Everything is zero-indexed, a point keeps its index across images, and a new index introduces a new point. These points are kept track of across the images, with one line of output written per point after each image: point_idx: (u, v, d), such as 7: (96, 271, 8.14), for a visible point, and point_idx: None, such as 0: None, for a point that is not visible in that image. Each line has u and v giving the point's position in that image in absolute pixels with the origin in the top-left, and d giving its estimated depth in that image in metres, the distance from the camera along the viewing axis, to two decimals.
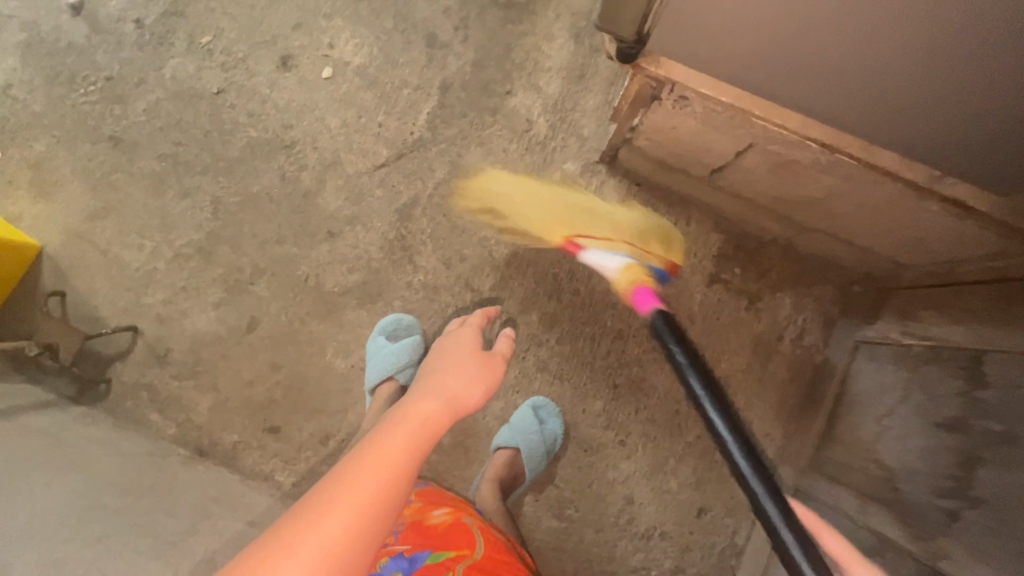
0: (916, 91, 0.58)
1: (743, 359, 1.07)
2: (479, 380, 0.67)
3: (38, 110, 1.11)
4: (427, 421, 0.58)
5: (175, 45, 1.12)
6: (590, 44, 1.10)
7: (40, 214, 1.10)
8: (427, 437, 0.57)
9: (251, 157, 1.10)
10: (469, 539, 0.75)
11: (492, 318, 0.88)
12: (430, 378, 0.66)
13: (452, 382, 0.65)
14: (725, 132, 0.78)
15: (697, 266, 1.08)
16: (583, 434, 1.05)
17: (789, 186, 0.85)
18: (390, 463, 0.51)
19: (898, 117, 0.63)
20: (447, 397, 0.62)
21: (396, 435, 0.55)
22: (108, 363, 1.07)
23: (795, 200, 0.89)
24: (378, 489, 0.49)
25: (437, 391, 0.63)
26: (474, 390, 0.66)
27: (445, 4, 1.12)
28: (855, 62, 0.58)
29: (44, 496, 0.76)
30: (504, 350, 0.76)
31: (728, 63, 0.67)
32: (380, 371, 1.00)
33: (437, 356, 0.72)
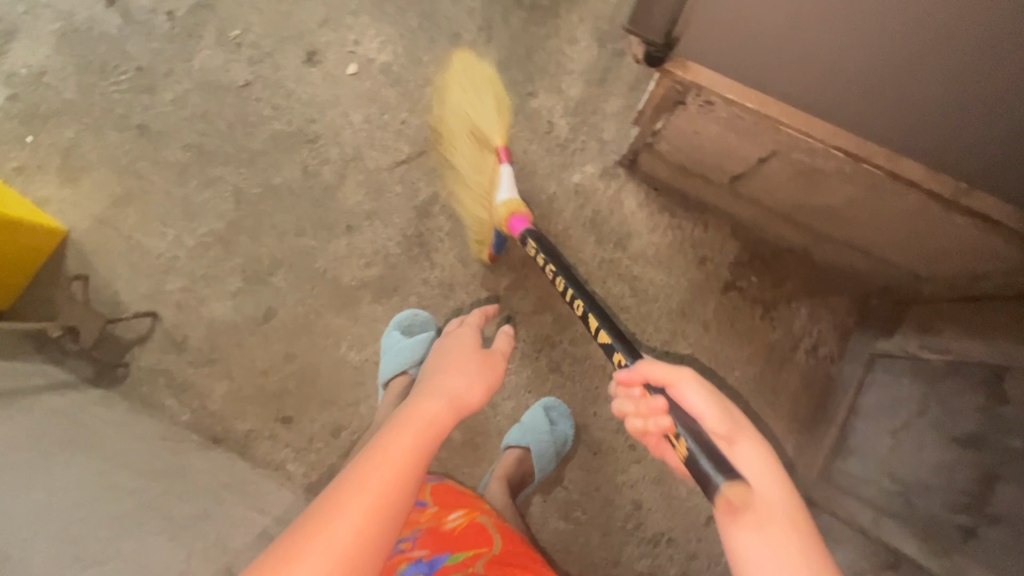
0: (938, 88, 0.59)
1: (756, 367, 1.06)
2: (480, 380, 0.69)
3: (69, 97, 1.13)
4: (431, 421, 0.59)
5: (205, 38, 1.14)
6: (613, 48, 1.11)
7: (66, 198, 1.11)
8: (432, 439, 0.58)
9: (274, 150, 1.11)
10: (486, 537, 0.76)
11: (490, 316, 0.90)
12: (433, 378, 0.68)
13: (456, 383, 0.67)
14: (746, 136, 0.77)
15: (713, 272, 1.07)
16: (593, 436, 1.05)
17: (810, 194, 0.85)
18: (400, 458, 0.53)
19: (913, 122, 0.64)
20: (449, 398, 0.63)
21: (402, 434, 0.56)
22: (127, 347, 1.08)
23: (815, 209, 0.89)
24: (389, 483, 0.50)
25: (438, 392, 0.64)
26: (476, 389, 0.68)
27: (471, 5, 1.13)
28: (891, 62, 0.59)
29: (59, 473, 0.77)
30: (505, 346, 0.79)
31: (751, 62, 0.67)
32: (395, 365, 0.99)
33: (439, 355, 0.75)
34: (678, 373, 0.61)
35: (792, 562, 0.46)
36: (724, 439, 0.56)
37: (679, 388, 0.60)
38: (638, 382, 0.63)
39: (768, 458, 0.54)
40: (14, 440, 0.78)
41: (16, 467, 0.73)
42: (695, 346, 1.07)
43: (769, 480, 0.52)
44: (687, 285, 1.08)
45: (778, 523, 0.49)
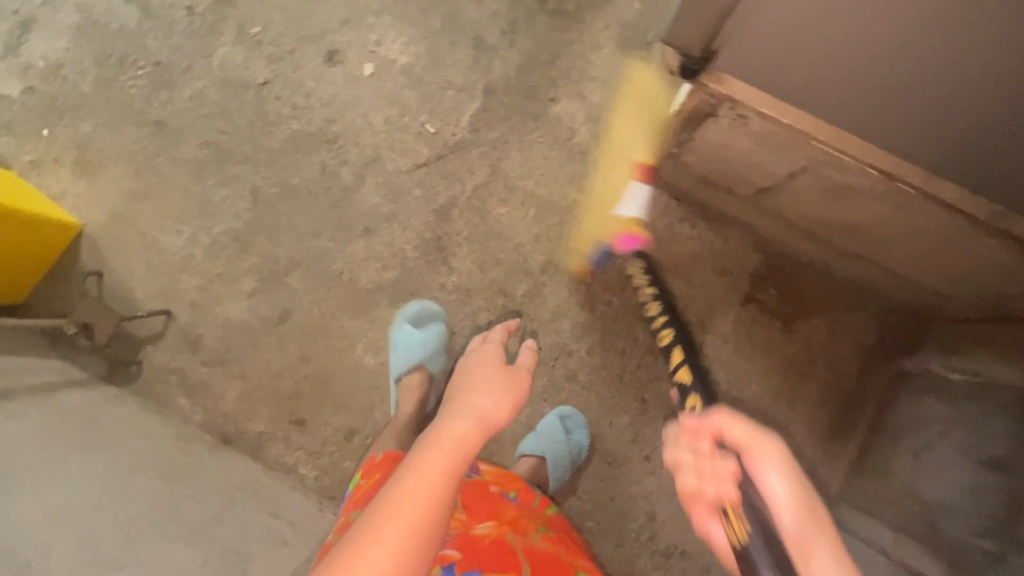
0: (935, 75, 0.56)
1: (774, 381, 1.05)
2: (508, 394, 0.67)
3: (86, 91, 1.12)
4: (458, 444, 0.56)
5: (225, 35, 1.12)
6: (637, 55, 1.10)
7: (81, 193, 1.10)
8: (461, 462, 0.55)
9: (293, 150, 1.10)
10: (513, 562, 0.70)
11: (511, 331, 0.99)
12: (459, 396, 0.66)
13: (483, 399, 0.64)
14: (777, 150, 0.76)
15: (732, 283, 1.07)
16: (608, 447, 1.04)
17: (836, 211, 0.84)
18: (426, 492, 0.50)
19: (923, 115, 0.61)
20: (477, 418, 0.61)
21: (429, 466, 0.53)
22: (140, 345, 1.07)
23: (840, 225, 0.88)
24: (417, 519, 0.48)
25: (466, 410, 0.62)
26: (505, 404, 0.65)
27: (494, 8, 1.12)
28: (931, 86, 0.57)
29: (78, 482, 0.76)
30: (529, 362, 0.80)
31: (750, 73, 0.67)
32: (408, 360, 1.00)
33: (466, 368, 0.74)
34: (762, 445, 0.55)
35: None
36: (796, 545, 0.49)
37: (756, 463, 0.54)
38: (709, 436, 0.61)
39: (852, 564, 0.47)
40: (32, 447, 0.77)
41: (32, 478, 0.73)
42: (713, 358, 1.06)
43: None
44: (706, 296, 1.07)
45: None
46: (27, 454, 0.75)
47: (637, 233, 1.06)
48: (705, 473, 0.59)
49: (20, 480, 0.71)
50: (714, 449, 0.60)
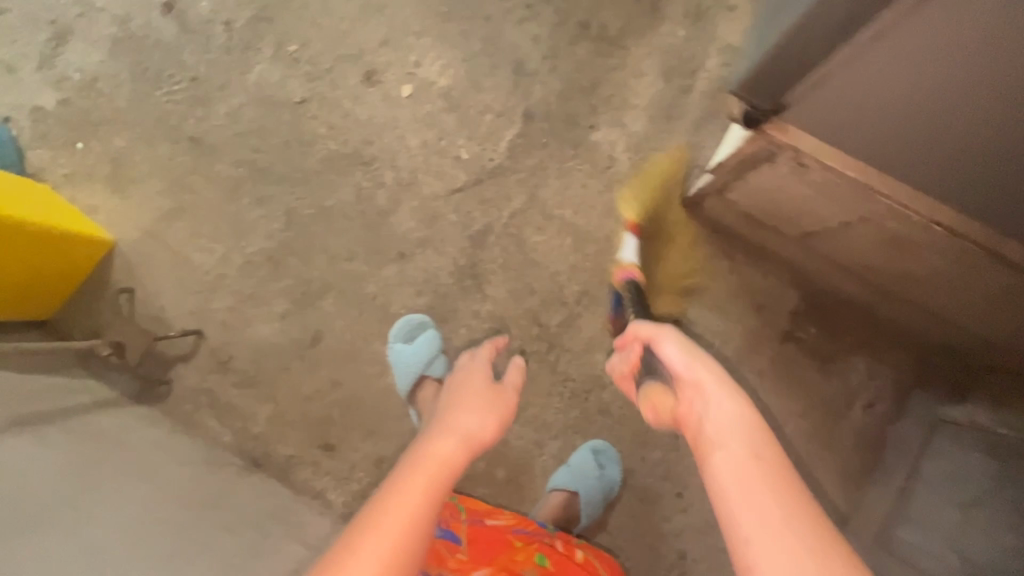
0: (971, 130, 0.53)
1: (810, 420, 1.03)
2: (492, 416, 0.75)
3: (121, 105, 1.11)
4: (446, 459, 0.64)
5: (263, 51, 1.11)
6: (680, 84, 1.09)
7: (114, 208, 1.10)
8: (448, 475, 0.62)
9: (329, 171, 1.09)
10: None
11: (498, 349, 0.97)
12: (448, 418, 0.73)
13: (469, 421, 0.72)
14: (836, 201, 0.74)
15: (770, 319, 1.05)
16: (640, 482, 1.03)
17: (892, 258, 0.82)
18: (415, 503, 0.57)
19: (934, 154, 0.58)
20: (464, 436, 0.68)
21: (420, 474, 0.61)
22: (171, 364, 1.07)
23: (891, 270, 0.86)
24: (407, 525, 0.54)
25: (455, 430, 0.69)
26: (488, 426, 0.73)
27: (536, 32, 1.10)
28: (1001, 158, 0.54)
29: (109, 521, 0.74)
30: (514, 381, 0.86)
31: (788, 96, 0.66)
32: (412, 375, 1.00)
33: (452, 392, 0.82)
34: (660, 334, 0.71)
35: (753, 496, 0.49)
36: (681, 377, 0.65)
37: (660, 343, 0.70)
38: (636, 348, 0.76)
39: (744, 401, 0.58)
40: (58, 483, 0.75)
41: (55, 522, 0.69)
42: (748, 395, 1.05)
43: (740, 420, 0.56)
44: (743, 332, 1.05)
45: (726, 460, 0.53)
46: (56, 493, 0.73)
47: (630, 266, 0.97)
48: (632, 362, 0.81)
49: (43, 527, 0.68)
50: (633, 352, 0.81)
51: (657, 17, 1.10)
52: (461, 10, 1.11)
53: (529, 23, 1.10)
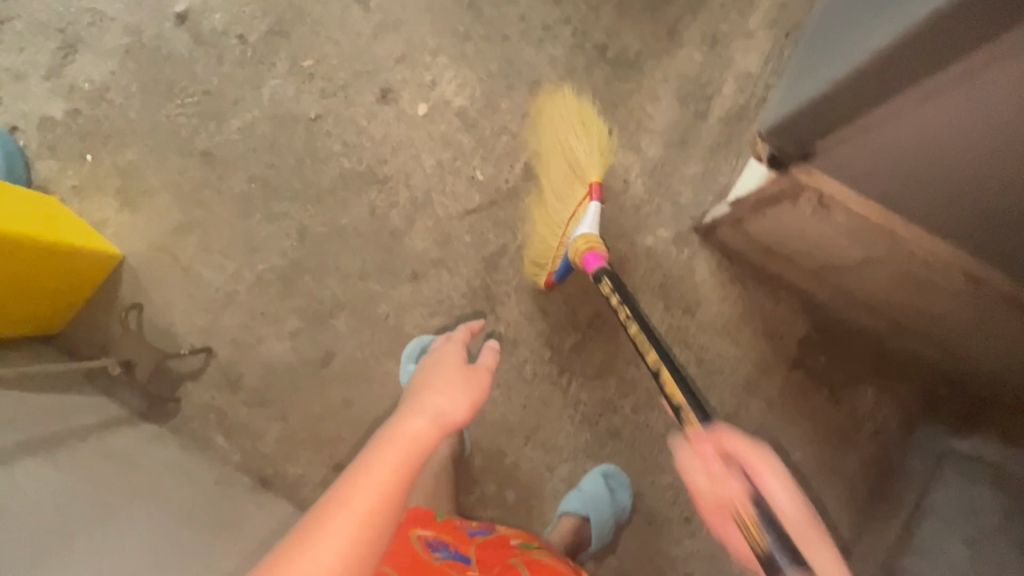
0: (1002, 195, 0.51)
1: (818, 448, 1.04)
2: (465, 394, 0.74)
3: (133, 117, 1.10)
4: (412, 439, 0.64)
5: (277, 66, 1.10)
6: (696, 110, 1.09)
7: (125, 222, 1.09)
8: (414, 457, 0.63)
9: (342, 189, 1.08)
10: None
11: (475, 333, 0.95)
12: (420, 397, 0.72)
13: (439, 400, 0.71)
14: (859, 241, 0.74)
15: (780, 347, 1.06)
16: (649, 506, 1.04)
17: (906, 296, 0.83)
18: (378, 490, 0.59)
19: (964, 207, 0.57)
20: (433, 416, 0.69)
21: (383, 459, 0.62)
22: (180, 382, 1.06)
23: (904, 306, 0.86)
24: (369, 512, 0.57)
25: (424, 410, 0.70)
26: (460, 404, 0.72)
27: (553, 54, 1.10)
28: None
29: (124, 544, 0.74)
30: (490, 361, 0.82)
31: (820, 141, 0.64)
32: None
33: (427, 369, 0.80)
34: (762, 459, 0.59)
35: None
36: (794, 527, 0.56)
37: (763, 475, 0.58)
38: (713, 450, 0.62)
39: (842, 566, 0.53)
40: (72, 513, 0.74)
41: (71, 553, 0.69)
42: (757, 421, 1.06)
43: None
44: (754, 359, 1.06)
45: None
46: (68, 524, 0.72)
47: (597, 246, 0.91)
48: (726, 493, 0.60)
49: (59, 559, 0.67)
50: (718, 463, 0.62)
51: (675, 42, 1.10)
52: (478, 30, 1.10)
53: (547, 45, 1.10)
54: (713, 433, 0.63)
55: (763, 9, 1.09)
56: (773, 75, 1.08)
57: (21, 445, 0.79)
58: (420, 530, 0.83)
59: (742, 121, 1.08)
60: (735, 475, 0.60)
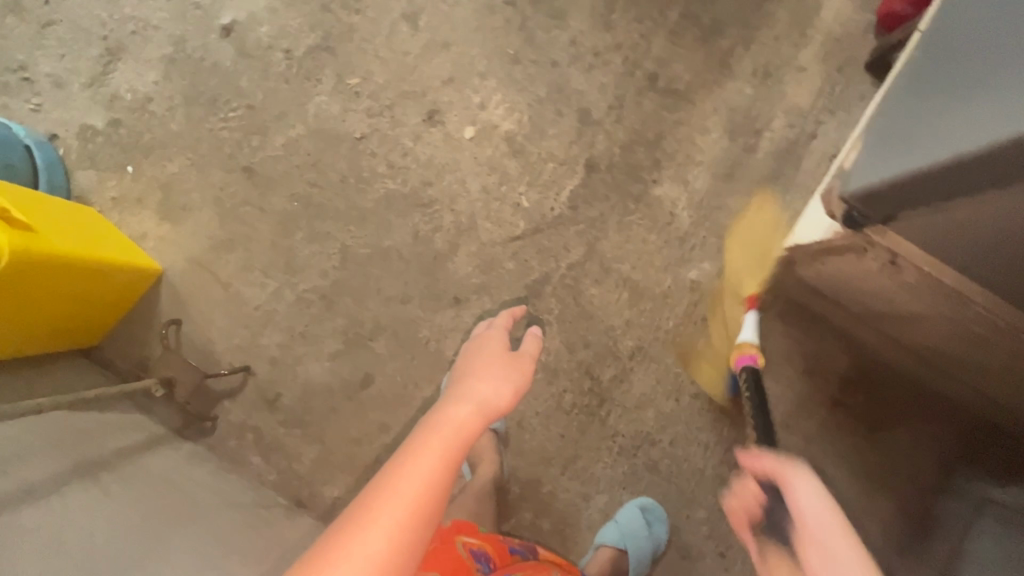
0: None
1: (854, 487, 1.05)
2: (509, 381, 0.68)
3: (174, 129, 1.08)
4: (457, 428, 0.58)
5: (323, 82, 1.08)
6: (745, 143, 1.08)
7: (164, 236, 1.08)
8: (460, 447, 0.57)
9: (386, 211, 1.07)
10: None
11: (517, 318, 0.90)
12: (462, 382, 0.67)
13: (483, 388, 0.65)
14: (925, 303, 0.71)
15: (821, 385, 1.05)
16: (684, 540, 1.04)
17: (959, 355, 0.80)
18: (426, 475, 0.53)
19: None
20: (478, 403, 0.62)
21: (428, 448, 0.55)
22: (217, 399, 1.06)
23: (950, 360, 0.85)
24: (414, 503, 0.51)
25: (468, 397, 0.63)
26: (505, 391, 0.66)
27: (603, 80, 1.09)
28: None
29: (178, 564, 0.75)
30: (534, 346, 0.76)
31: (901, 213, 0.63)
32: None
33: (469, 357, 0.75)
34: (788, 469, 0.61)
35: None
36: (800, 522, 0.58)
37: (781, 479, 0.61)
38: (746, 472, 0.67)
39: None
40: (124, 541, 0.73)
41: None
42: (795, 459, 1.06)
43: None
44: (794, 397, 1.06)
45: None
46: (121, 551, 0.72)
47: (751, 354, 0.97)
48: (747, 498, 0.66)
49: None
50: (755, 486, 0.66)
51: (726, 73, 1.09)
52: (528, 54, 1.09)
53: (596, 71, 1.09)
54: (738, 458, 0.68)
55: (816, 43, 1.08)
56: (825, 110, 1.07)
57: (68, 467, 0.79)
58: (465, 538, 0.81)
59: (792, 155, 1.07)
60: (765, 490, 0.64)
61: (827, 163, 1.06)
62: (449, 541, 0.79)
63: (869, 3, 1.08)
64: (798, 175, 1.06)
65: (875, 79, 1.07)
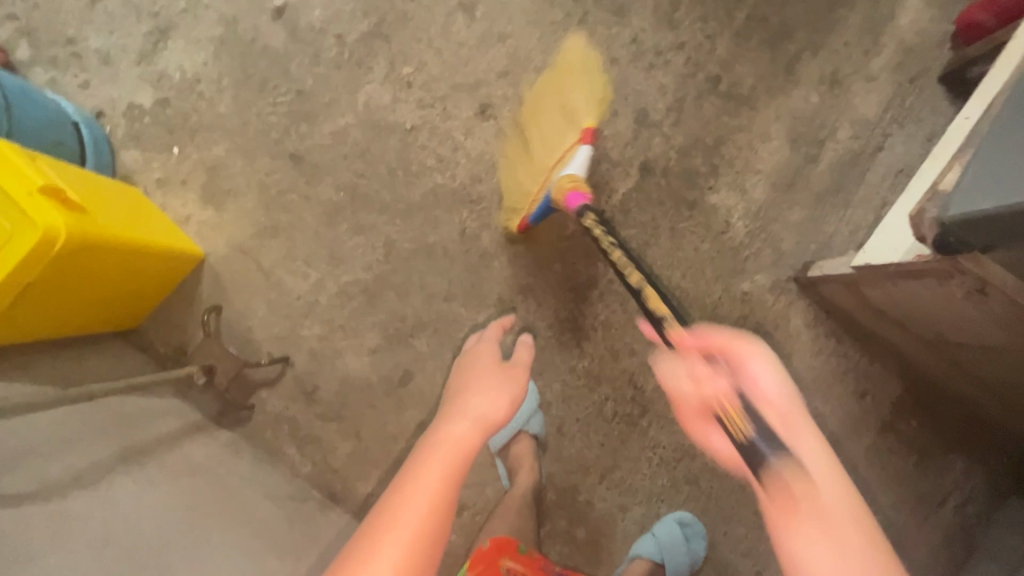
0: None
1: (901, 515, 1.00)
2: (504, 394, 0.68)
3: (222, 112, 1.06)
4: (458, 442, 0.57)
5: (375, 70, 1.06)
6: (807, 153, 1.04)
7: (208, 221, 1.06)
8: (462, 461, 0.56)
9: (433, 206, 1.05)
10: None
11: (507, 328, 0.97)
12: (458, 401, 0.67)
13: (479, 402, 0.65)
14: (1016, 337, 0.67)
15: (872, 408, 1.02)
16: (721, 557, 1.02)
17: None
18: (431, 490, 0.52)
19: None
20: (475, 418, 0.62)
21: (429, 464, 0.54)
22: (255, 389, 1.05)
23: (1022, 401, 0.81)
24: (418, 531, 0.48)
25: (465, 412, 0.63)
26: (501, 404, 0.66)
27: (663, 81, 1.05)
28: None
29: (223, 561, 0.74)
30: (525, 361, 0.81)
31: (1008, 244, 0.57)
32: (508, 430, 1.01)
33: (460, 379, 0.75)
34: (743, 346, 0.61)
35: (848, 550, 0.48)
36: (764, 405, 0.58)
37: (746, 359, 0.61)
38: (698, 347, 0.63)
39: (829, 456, 0.56)
40: (174, 535, 0.72)
41: None
42: None
43: (848, 501, 0.52)
44: (843, 418, 1.02)
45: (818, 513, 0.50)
46: (172, 546, 0.71)
47: (583, 190, 0.90)
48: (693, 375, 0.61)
49: None
50: (706, 365, 0.60)
51: (792, 80, 1.04)
52: None
53: (657, 71, 1.05)
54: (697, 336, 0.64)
55: (889, 51, 1.03)
56: (893, 123, 1.03)
57: (113, 454, 0.78)
58: (510, 562, 0.81)
59: (856, 169, 1.03)
60: (718, 364, 0.62)
61: (893, 177, 1.02)
62: (493, 566, 0.79)
63: (948, 12, 1.03)
64: (860, 189, 1.03)
65: (948, 94, 1.02)
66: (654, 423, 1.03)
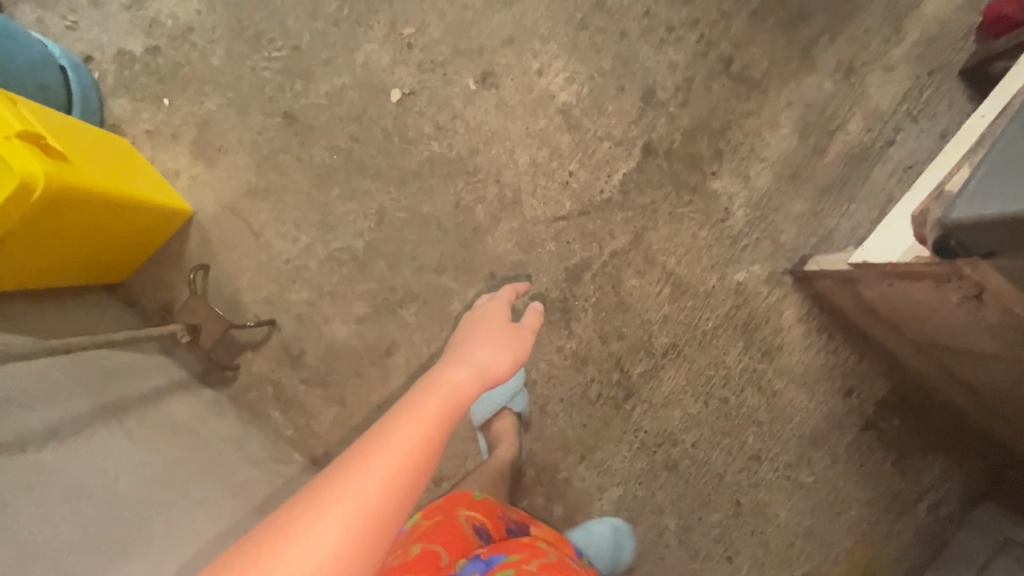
0: None
1: (875, 510, 1.01)
2: (508, 349, 0.63)
3: (215, 64, 1.02)
4: (458, 388, 0.54)
5: (374, 30, 1.02)
6: (815, 143, 1.01)
7: (198, 176, 1.04)
8: (458, 406, 0.53)
9: (428, 175, 1.02)
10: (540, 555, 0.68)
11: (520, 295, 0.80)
12: (460, 347, 0.62)
13: (483, 351, 0.61)
14: (1004, 343, 0.66)
15: (857, 406, 1.02)
16: (693, 541, 1.03)
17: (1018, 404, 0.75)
18: (424, 426, 0.49)
19: None
20: (478, 366, 0.58)
21: (427, 401, 0.51)
22: (241, 350, 1.05)
23: (1005, 410, 0.81)
24: (408, 459, 0.46)
25: (467, 359, 0.59)
26: (504, 358, 0.61)
27: (673, 58, 1.01)
28: None
29: (199, 514, 0.75)
30: (534, 321, 0.70)
31: (1004, 251, 0.56)
32: (491, 406, 1.01)
33: (465, 325, 0.69)
34: None
35: None
36: None
37: None
38: None
39: None
40: (150, 487, 0.73)
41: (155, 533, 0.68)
42: (818, 476, 1.02)
43: None
44: (826, 414, 1.02)
45: None
46: (148, 498, 0.72)
47: None
48: None
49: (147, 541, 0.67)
50: None
51: (807, 65, 1.00)
52: (596, 21, 1.02)
53: (668, 47, 1.01)
54: None
55: (911, 41, 0.99)
56: (906, 117, 0.99)
57: (92, 409, 0.78)
58: (468, 511, 0.79)
59: (864, 162, 1.00)
60: None
61: (901, 173, 0.99)
62: (450, 516, 0.77)
63: (975, 2, 0.98)
64: (866, 184, 1.00)
65: (967, 88, 0.98)
66: (637, 408, 1.03)
